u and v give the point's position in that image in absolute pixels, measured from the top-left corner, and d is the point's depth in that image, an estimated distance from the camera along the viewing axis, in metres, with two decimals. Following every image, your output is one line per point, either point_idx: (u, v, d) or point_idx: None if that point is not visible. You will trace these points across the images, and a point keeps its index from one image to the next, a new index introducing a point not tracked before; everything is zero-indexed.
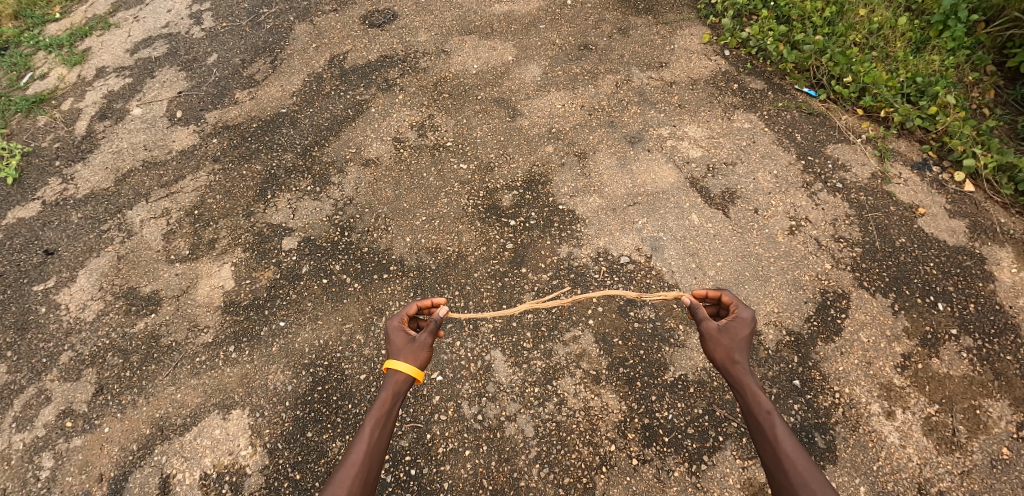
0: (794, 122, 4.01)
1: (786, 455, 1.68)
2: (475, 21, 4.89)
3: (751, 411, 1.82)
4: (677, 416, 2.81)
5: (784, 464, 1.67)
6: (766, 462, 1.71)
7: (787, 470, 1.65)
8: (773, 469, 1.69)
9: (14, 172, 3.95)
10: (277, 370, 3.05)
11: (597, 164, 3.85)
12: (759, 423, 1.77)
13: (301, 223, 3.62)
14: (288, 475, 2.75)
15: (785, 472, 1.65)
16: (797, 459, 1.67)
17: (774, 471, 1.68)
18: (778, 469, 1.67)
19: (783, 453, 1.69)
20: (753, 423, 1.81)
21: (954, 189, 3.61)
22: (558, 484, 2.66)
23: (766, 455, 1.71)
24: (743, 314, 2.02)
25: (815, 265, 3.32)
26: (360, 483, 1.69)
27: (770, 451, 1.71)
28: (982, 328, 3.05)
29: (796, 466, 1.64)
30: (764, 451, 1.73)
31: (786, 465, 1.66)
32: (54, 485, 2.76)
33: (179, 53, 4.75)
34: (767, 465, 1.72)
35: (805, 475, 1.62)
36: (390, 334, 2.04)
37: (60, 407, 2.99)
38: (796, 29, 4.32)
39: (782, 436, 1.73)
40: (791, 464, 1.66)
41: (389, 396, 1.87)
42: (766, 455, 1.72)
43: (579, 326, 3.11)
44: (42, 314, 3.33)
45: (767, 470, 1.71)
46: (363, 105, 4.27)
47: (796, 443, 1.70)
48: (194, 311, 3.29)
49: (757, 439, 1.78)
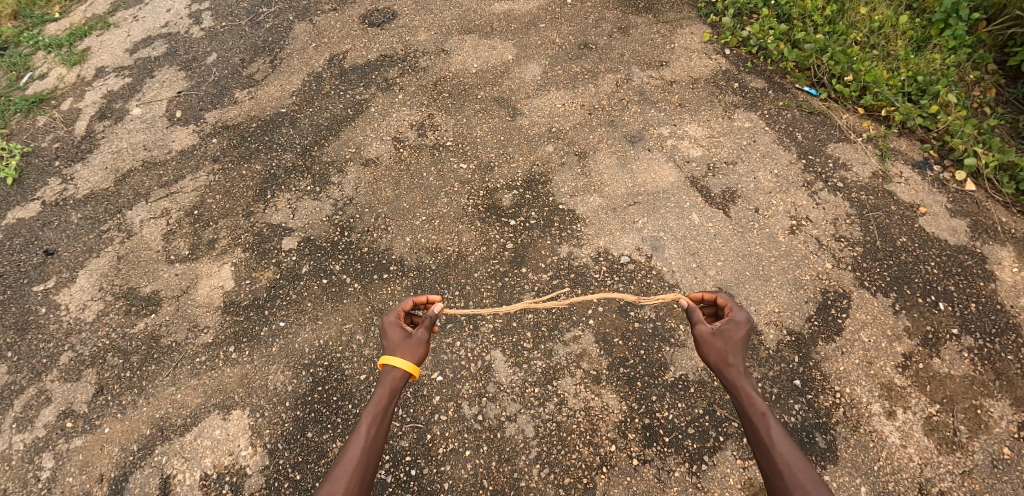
0: (795, 121, 4.00)
1: (781, 456, 1.67)
2: (475, 20, 4.88)
3: (746, 413, 1.81)
4: (677, 416, 2.81)
5: (779, 467, 1.65)
6: (761, 464, 1.70)
7: (781, 472, 1.64)
8: (769, 471, 1.68)
9: (14, 172, 3.95)
10: (276, 371, 3.05)
11: (597, 163, 3.84)
12: (753, 426, 1.76)
13: (301, 223, 3.61)
14: (288, 475, 2.74)
15: (780, 473, 1.64)
16: (792, 460, 1.66)
17: (769, 473, 1.67)
18: (773, 471, 1.66)
19: (778, 455, 1.68)
20: (748, 425, 1.80)
21: (955, 188, 3.60)
22: (558, 485, 2.66)
23: (761, 457, 1.70)
24: (738, 315, 2.01)
25: (815, 265, 3.31)
26: (356, 483, 1.66)
27: (765, 453, 1.70)
28: (983, 328, 3.04)
29: (791, 468, 1.63)
30: (760, 454, 1.72)
31: (780, 467, 1.65)
32: (54, 485, 2.76)
33: (178, 53, 4.74)
34: (763, 468, 1.71)
35: (800, 477, 1.61)
36: (386, 330, 2.03)
37: (60, 407, 2.99)
38: (796, 27, 4.30)
39: (777, 437, 1.72)
40: (785, 465, 1.65)
41: (387, 393, 1.85)
42: (762, 457, 1.71)
43: (579, 326, 3.11)
44: (42, 314, 3.33)
45: (762, 473, 1.69)
46: (363, 105, 4.26)
47: (791, 445, 1.69)
48: (194, 312, 3.29)
49: (752, 442, 1.76)
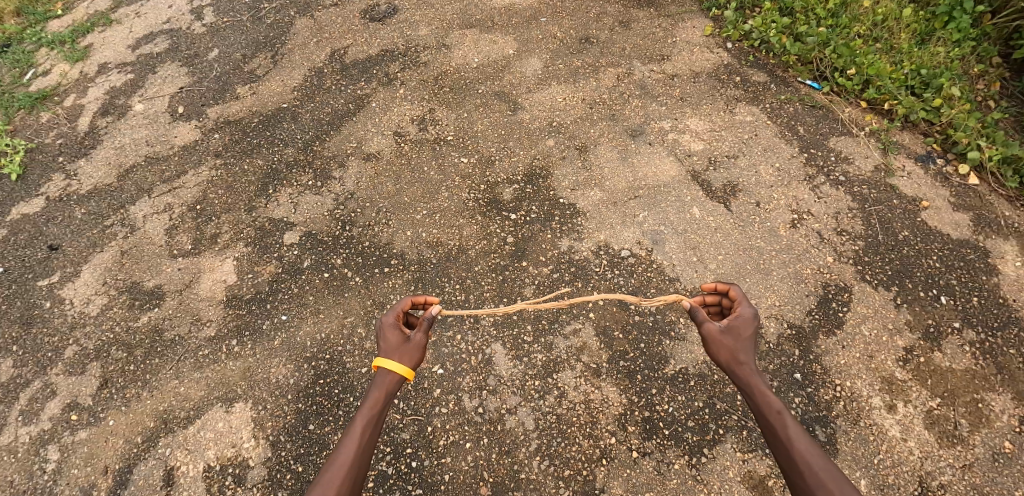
0: (797, 115, 3.98)
1: (801, 455, 1.67)
2: (476, 15, 4.87)
3: (761, 413, 1.80)
4: (678, 409, 2.82)
5: (799, 465, 1.65)
6: (781, 463, 1.70)
7: (802, 471, 1.63)
8: (790, 470, 1.67)
9: (19, 168, 3.98)
10: (279, 364, 3.07)
11: (598, 157, 3.84)
12: (771, 425, 1.76)
13: (303, 218, 3.63)
14: (291, 467, 2.76)
15: (802, 473, 1.63)
16: (812, 458, 1.65)
17: (789, 472, 1.67)
18: (794, 470, 1.65)
19: (798, 454, 1.67)
20: (764, 424, 1.79)
21: (958, 182, 3.58)
22: (558, 477, 2.67)
23: (782, 458, 1.70)
24: (745, 312, 2.00)
25: (816, 259, 3.31)
26: (348, 483, 1.67)
27: (786, 452, 1.70)
28: (985, 322, 3.04)
29: (811, 466, 1.63)
30: (779, 453, 1.72)
31: (801, 466, 1.64)
32: (60, 477, 2.79)
33: (181, 48, 4.76)
34: (783, 466, 1.70)
35: (822, 475, 1.60)
36: (384, 331, 2.01)
37: (65, 400, 3.01)
38: (799, 20, 4.28)
39: (794, 436, 1.72)
40: (805, 464, 1.65)
41: (380, 397, 1.86)
42: (783, 458, 1.70)
43: (579, 319, 3.11)
44: (47, 309, 3.35)
45: (786, 474, 1.68)
46: (364, 100, 4.27)
47: (810, 443, 1.68)
48: (197, 305, 3.32)
49: (770, 440, 1.76)
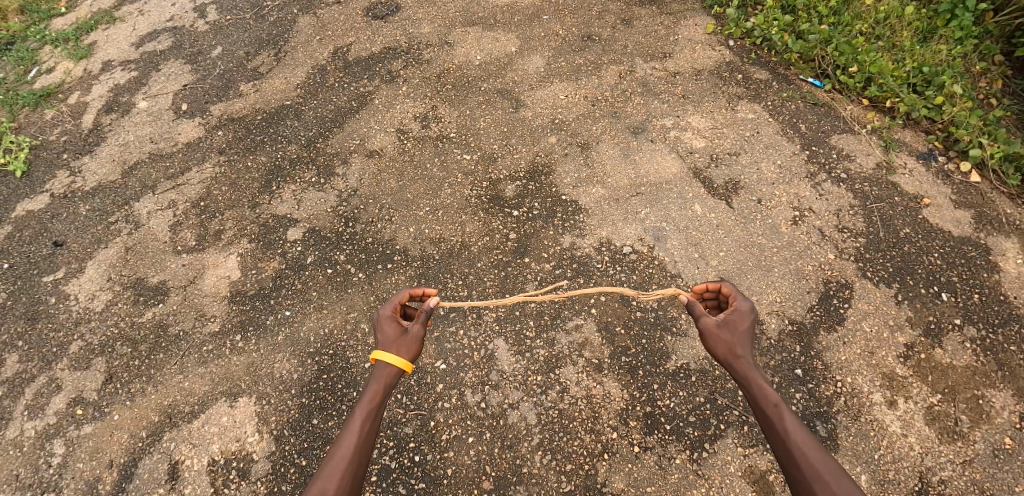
0: (798, 112, 3.99)
1: (798, 447, 1.68)
2: (478, 12, 4.88)
3: (759, 406, 1.82)
4: (679, 404, 2.83)
5: (795, 457, 1.66)
6: (779, 456, 1.71)
7: (799, 463, 1.64)
8: (787, 463, 1.68)
9: (23, 164, 4.01)
10: (282, 359, 3.09)
11: (600, 155, 3.85)
12: (768, 418, 1.77)
13: (306, 214, 3.64)
14: (294, 461, 2.79)
15: (799, 466, 1.64)
16: (808, 449, 1.66)
17: (786, 465, 1.68)
18: (790, 462, 1.67)
19: (795, 446, 1.68)
20: (761, 417, 1.81)
21: (960, 180, 3.59)
22: (560, 471, 2.68)
23: (779, 451, 1.71)
24: (741, 306, 2.02)
25: (817, 256, 3.32)
26: (347, 476, 1.68)
27: (783, 445, 1.71)
28: (986, 319, 3.05)
29: (808, 458, 1.64)
30: (777, 446, 1.73)
31: (798, 458, 1.65)
32: (66, 471, 2.81)
33: (184, 46, 4.78)
34: (780, 459, 1.71)
35: (818, 468, 1.61)
36: (381, 324, 2.04)
37: (71, 395, 3.04)
38: (801, 18, 4.29)
39: (791, 428, 1.73)
40: (802, 457, 1.66)
41: (379, 388, 1.89)
42: (780, 450, 1.71)
43: (581, 315, 3.13)
44: (52, 305, 3.37)
45: (782, 466, 1.69)
46: (366, 97, 4.28)
47: (807, 436, 1.69)
48: (201, 301, 3.34)
49: (768, 434, 1.78)
